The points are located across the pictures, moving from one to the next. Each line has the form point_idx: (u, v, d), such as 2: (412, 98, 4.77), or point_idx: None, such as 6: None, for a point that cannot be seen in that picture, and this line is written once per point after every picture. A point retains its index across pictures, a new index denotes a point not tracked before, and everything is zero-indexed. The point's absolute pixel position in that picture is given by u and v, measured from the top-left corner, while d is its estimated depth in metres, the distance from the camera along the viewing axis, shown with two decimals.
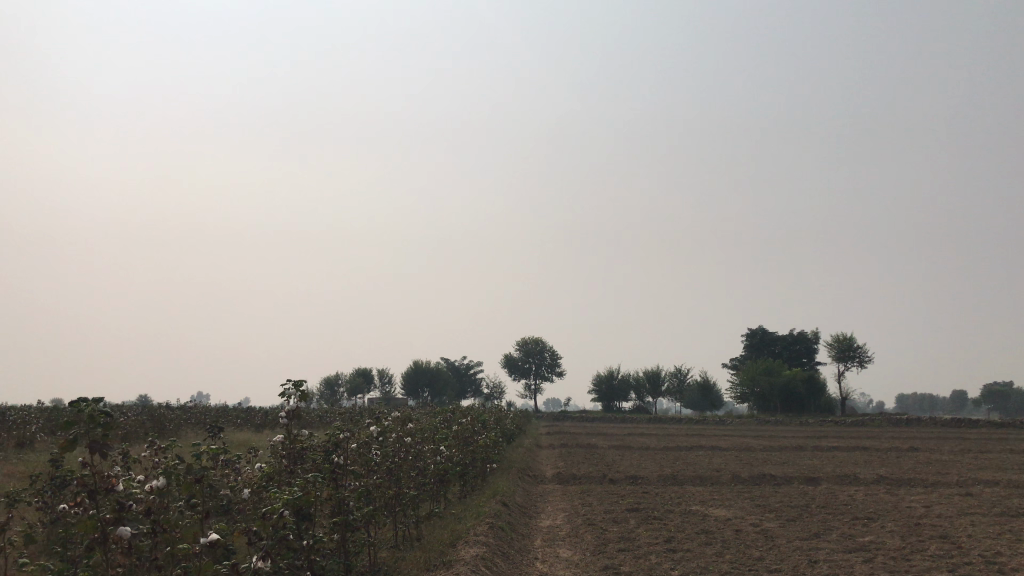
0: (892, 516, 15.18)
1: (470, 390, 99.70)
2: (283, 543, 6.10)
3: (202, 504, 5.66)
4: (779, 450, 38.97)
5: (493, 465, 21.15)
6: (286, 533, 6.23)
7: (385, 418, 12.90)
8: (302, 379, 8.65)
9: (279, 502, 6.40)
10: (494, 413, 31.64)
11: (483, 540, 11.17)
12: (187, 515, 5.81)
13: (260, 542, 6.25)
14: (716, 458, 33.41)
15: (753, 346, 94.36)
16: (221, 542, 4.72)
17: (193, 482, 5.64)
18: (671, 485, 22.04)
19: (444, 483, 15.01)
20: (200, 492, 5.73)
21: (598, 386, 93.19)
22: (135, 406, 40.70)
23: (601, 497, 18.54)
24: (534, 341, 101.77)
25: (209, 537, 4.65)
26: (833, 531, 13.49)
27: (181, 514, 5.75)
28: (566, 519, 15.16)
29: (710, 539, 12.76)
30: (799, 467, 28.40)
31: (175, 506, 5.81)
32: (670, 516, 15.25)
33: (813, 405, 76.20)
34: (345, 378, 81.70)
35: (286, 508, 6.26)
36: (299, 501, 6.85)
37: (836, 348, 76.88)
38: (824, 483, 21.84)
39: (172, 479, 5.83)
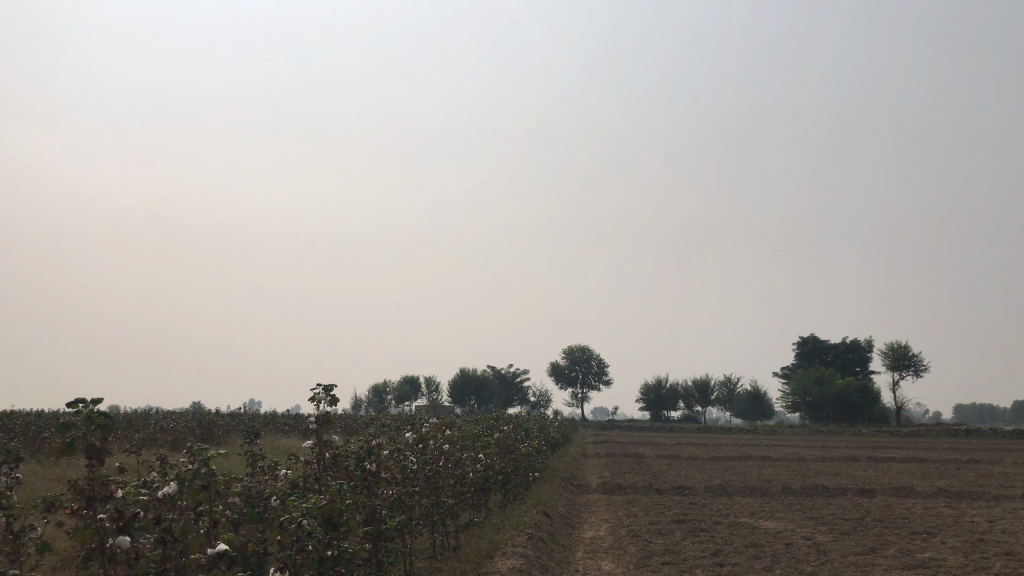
0: (953, 531, 14.46)
1: (516, 399, 99.44)
2: (301, 554, 5.91)
3: (213, 513, 5.48)
4: (831, 460, 37.93)
5: (536, 473, 20.81)
6: (308, 544, 6.05)
7: (424, 424, 12.66)
8: (333, 383, 8.44)
9: (301, 513, 6.25)
10: (539, 422, 31.33)
11: (522, 551, 10.86)
12: (199, 524, 5.64)
13: (278, 552, 6.07)
14: (766, 469, 32.60)
15: (804, 355, 92.58)
16: (227, 554, 4.56)
17: (204, 489, 5.46)
18: (720, 496, 21.44)
19: (484, 492, 14.72)
20: (212, 500, 5.56)
21: (646, 395, 92.21)
22: (184, 413, 41.18)
23: (647, 507, 18.10)
24: (581, 349, 101.17)
25: (215, 548, 4.49)
26: (889, 546, 12.87)
27: (192, 523, 5.59)
28: (609, 530, 14.76)
29: (759, 553, 12.23)
30: (853, 479, 27.52)
31: (186, 514, 5.63)
32: (717, 528, 14.73)
33: (867, 415, 74.41)
34: (392, 386, 82.08)
35: (305, 517, 6.07)
36: (321, 509, 6.65)
37: (890, 356, 75.00)
38: (879, 496, 21.06)
39: (183, 486, 5.67)
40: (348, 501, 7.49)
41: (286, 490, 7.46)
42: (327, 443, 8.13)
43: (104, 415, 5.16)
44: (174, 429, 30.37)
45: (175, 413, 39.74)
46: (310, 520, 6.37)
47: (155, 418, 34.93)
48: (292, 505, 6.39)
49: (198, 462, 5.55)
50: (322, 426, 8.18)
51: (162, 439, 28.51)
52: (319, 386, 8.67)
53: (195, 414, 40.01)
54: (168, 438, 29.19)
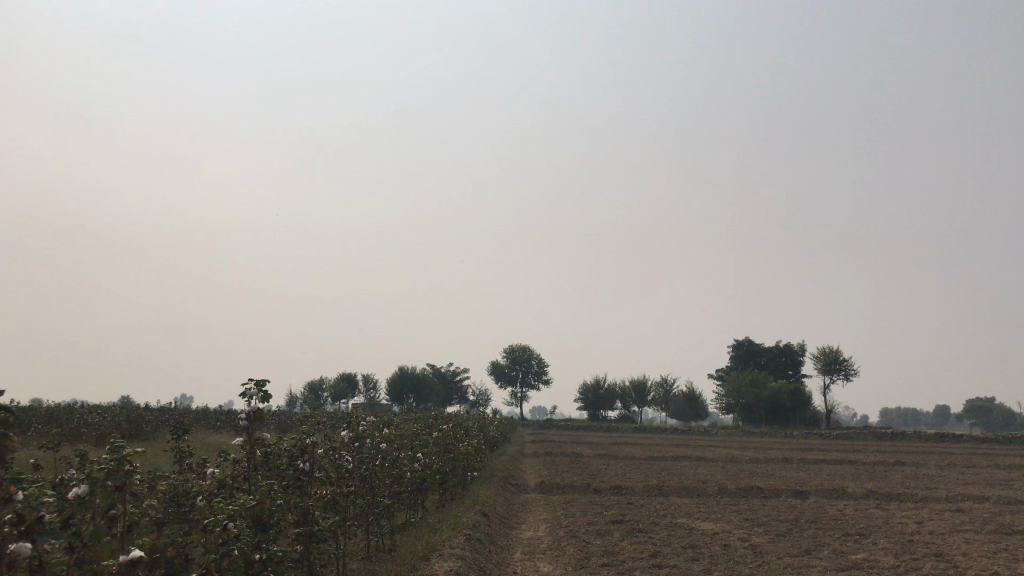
0: (884, 533, 14.69)
1: (455, 397, 99.09)
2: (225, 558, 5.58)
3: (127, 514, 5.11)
4: (765, 461, 38.60)
5: (474, 473, 20.61)
6: (233, 548, 5.75)
7: (361, 422, 12.35)
8: (266, 378, 8.06)
9: (228, 513, 5.96)
10: (478, 421, 31.14)
11: (459, 553, 10.60)
12: (113, 526, 5.27)
13: (199, 557, 5.72)
14: (702, 469, 32.96)
15: (739, 358, 94.25)
16: (142, 561, 4.24)
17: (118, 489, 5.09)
18: (657, 496, 21.52)
19: (421, 492, 14.44)
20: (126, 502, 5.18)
21: (584, 395, 92.72)
22: (112, 406, 39.90)
23: (585, 507, 18.06)
24: (522, 349, 101.25)
25: (128, 555, 4.17)
26: (823, 548, 12.98)
27: (105, 527, 5.21)
28: (547, 531, 14.62)
29: (697, 555, 12.22)
30: (786, 479, 27.99)
31: (99, 516, 5.25)
32: (655, 529, 14.70)
33: (798, 417, 76.02)
34: (329, 383, 81.00)
35: (230, 519, 5.73)
36: (249, 510, 6.31)
37: (821, 360, 76.80)
38: (812, 497, 21.41)
39: (96, 486, 5.28)
40: (281, 503, 7.18)
41: (211, 490, 7.10)
42: (258, 441, 7.77)
43: (5, 410, 4.75)
44: (100, 423, 29.36)
45: (103, 407, 38.51)
46: (237, 522, 6.04)
47: (81, 412, 33.76)
48: (216, 508, 6.05)
49: (112, 462, 5.19)
50: (253, 424, 7.82)
51: (87, 435, 27.58)
52: (250, 382, 8.30)
53: (123, 409, 38.83)
54: (94, 434, 28.23)
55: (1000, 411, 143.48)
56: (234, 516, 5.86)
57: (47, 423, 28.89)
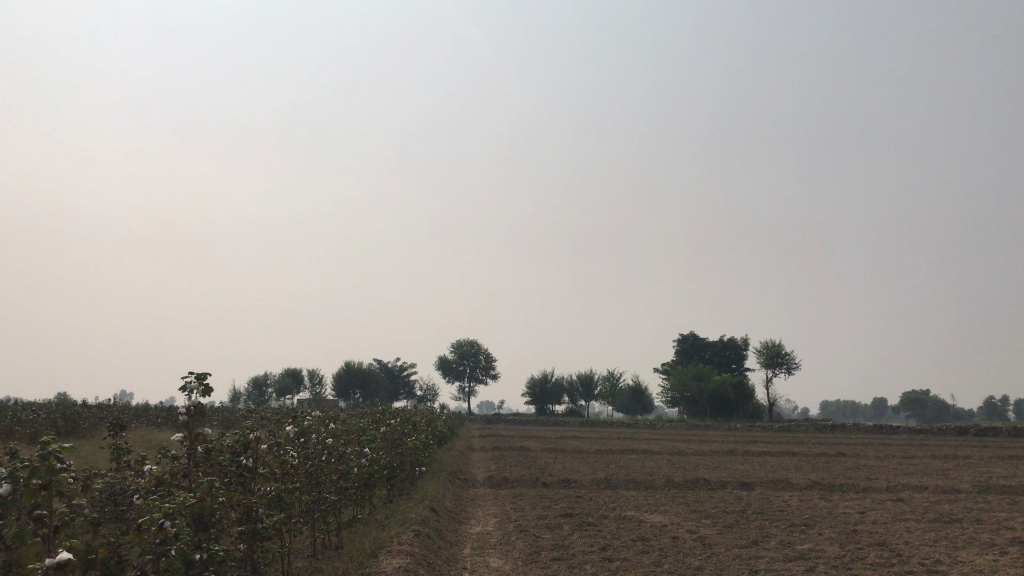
0: (829, 523, 14.90)
1: (403, 392, 98.55)
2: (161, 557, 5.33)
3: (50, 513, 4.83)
4: (710, 454, 39.10)
5: (422, 468, 20.41)
6: (171, 549, 5.49)
7: (307, 418, 12.08)
8: (207, 372, 7.76)
9: (163, 512, 5.73)
10: (426, 415, 30.95)
11: (408, 549, 10.39)
12: (36, 529, 4.97)
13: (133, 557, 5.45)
14: (649, 462, 33.17)
15: (684, 351, 95.43)
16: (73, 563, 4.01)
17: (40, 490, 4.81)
18: (605, 489, 21.58)
19: (368, 487, 14.21)
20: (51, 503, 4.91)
21: (532, 389, 92.91)
22: (48, 403, 38.76)
23: (534, 501, 17.98)
24: (469, 343, 101.11)
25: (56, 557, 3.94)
26: (771, 539, 13.10)
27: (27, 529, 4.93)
28: (497, 525, 14.51)
29: (647, 547, 12.22)
30: (732, 471, 28.34)
31: (19, 519, 4.95)
32: (604, 522, 14.68)
33: (742, 409, 77.31)
34: (274, 378, 79.85)
35: (167, 518, 5.48)
36: (189, 509, 6.06)
37: (764, 354, 78.13)
38: (757, 489, 21.69)
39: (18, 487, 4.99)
40: (223, 501, 6.93)
41: (147, 490, 6.80)
42: (198, 437, 7.49)
43: None
44: (35, 421, 28.44)
45: (38, 404, 37.33)
46: (176, 521, 5.80)
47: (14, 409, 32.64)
48: (153, 507, 5.79)
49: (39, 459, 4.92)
50: (193, 420, 7.53)
51: (19, 433, 26.67)
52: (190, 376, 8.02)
53: (60, 405, 37.70)
54: (28, 431, 27.36)
55: (933, 402, 148.07)
56: (171, 514, 5.62)
57: None
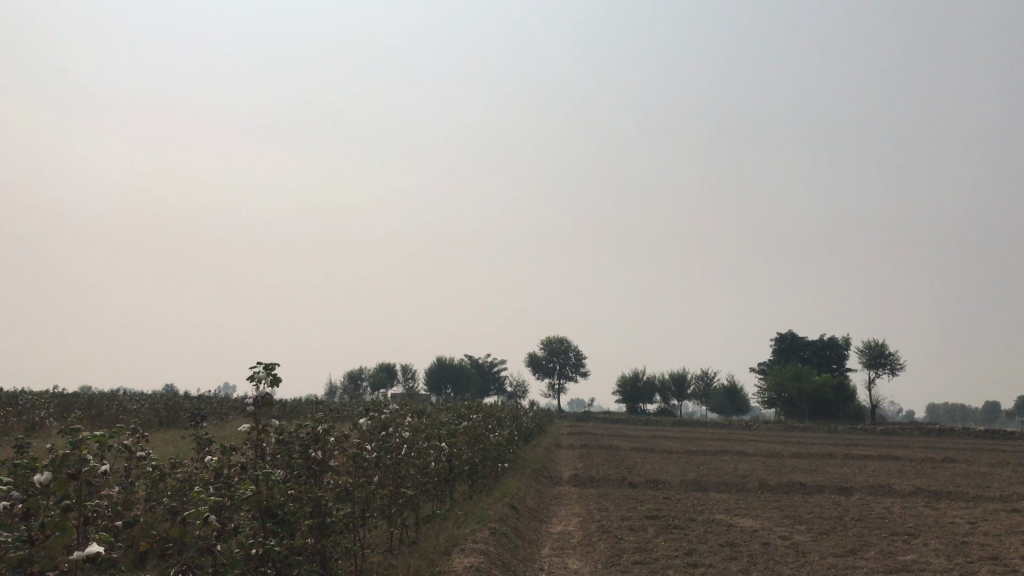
0: (935, 533, 13.91)
1: (493, 388, 98.95)
2: (206, 554, 5.16)
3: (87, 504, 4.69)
4: (807, 457, 37.68)
5: (507, 465, 20.16)
6: (215, 546, 5.31)
7: (386, 410, 11.94)
8: (275, 362, 7.65)
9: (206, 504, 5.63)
10: (512, 411, 30.75)
11: (482, 548, 10.09)
12: (75, 519, 4.86)
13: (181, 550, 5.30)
14: (742, 464, 32.07)
15: (781, 351, 92.69)
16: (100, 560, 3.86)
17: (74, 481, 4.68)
18: (693, 491, 20.91)
19: (448, 482, 14.00)
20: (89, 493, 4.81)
21: (622, 387, 91.84)
22: (153, 394, 40.32)
23: (619, 501, 17.50)
24: (559, 340, 100.77)
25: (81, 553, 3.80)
26: (870, 548, 12.28)
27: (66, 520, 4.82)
28: (579, 525, 14.11)
29: (735, 554, 11.58)
30: (830, 475, 27.10)
31: (55, 510, 4.84)
32: (691, 525, 14.09)
33: (842, 411, 74.52)
34: (368, 373, 81.31)
35: (213, 512, 5.29)
36: (243, 501, 5.90)
37: (865, 354, 75.10)
38: (857, 494, 20.62)
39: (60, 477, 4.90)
40: (287, 493, 6.80)
41: (208, 480, 6.72)
42: (265, 427, 7.38)
43: None
44: (138, 411, 29.54)
45: (145, 395, 38.89)
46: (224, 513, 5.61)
47: (120, 398, 33.96)
48: (200, 499, 5.65)
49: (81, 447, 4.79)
50: (260, 410, 7.44)
51: (123, 423, 27.71)
52: (260, 366, 7.90)
53: (164, 397, 39.15)
54: (132, 421, 28.40)
55: None
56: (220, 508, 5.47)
57: (86, 409, 29.12)
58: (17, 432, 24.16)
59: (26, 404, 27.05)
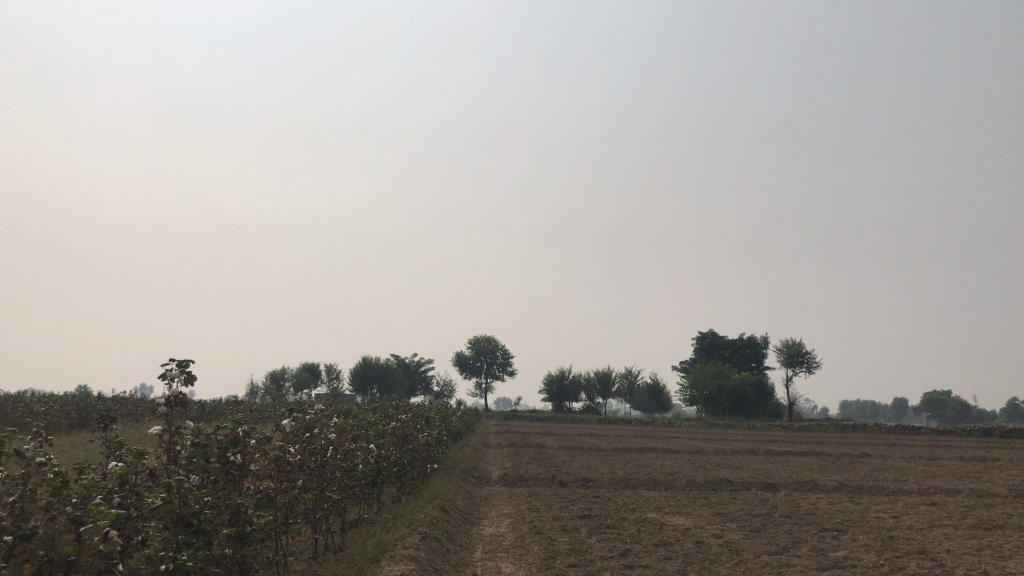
0: (863, 528, 14.05)
1: (420, 387, 98.11)
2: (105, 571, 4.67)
3: None
4: (731, 453, 38.22)
5: (435, 466, 19.76)
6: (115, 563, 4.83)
7: (311, 411, 11.42)
8: (190, 359, 7.10)
9: (107, 516, 5.15)
10: (440, 411, 30.32)
11: (412, 554, 9.65)
12: None
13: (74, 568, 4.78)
14: (668, 461, 32.33)
15: (703, 350, 94.24)
16: None
17: None
18: (623, 489, 20.83)
19: (374, 484, 13.53)
20: None
21: (549, 386, 92.04)
22: (65, 395, 38.53)
23: (551, 501, 17.28)
24: (486, 339, 100.49)
25: None
26: (802, 545, 12.29)
27: None
28: (511, 527, 13.82)
29: (669, 553, 11.43)
30: (754, 472, 27.45)
31: None
32: (624, 525, 13.93)
33: (762, 409, 76.16)
34: (291, 372, 79.72)
35: (113, 524, 4.80)
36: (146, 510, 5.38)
37: (784, 353, 76.92)
38: (783, 490, 20.87)
39: None
40: (202, 499, 6.29)
41: (113, 488, 6.15)
42: (179, 429, 6.83)
43: None
44: (48, 414, 28.12)
45: (55, 395, 37.18)
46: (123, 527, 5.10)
47: (27, 400, 32.29)
48: (94, 510, 5.12)
49: None
50: (174, 411, 6.89)
51: (32, 424, 26.33)
52: (173, 361, 7.33)
53: (76, 398, 37.44)
54: (40, 425, 27.01)
55: (955, 403, 146.08)
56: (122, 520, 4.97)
57: None
58: None
59: None
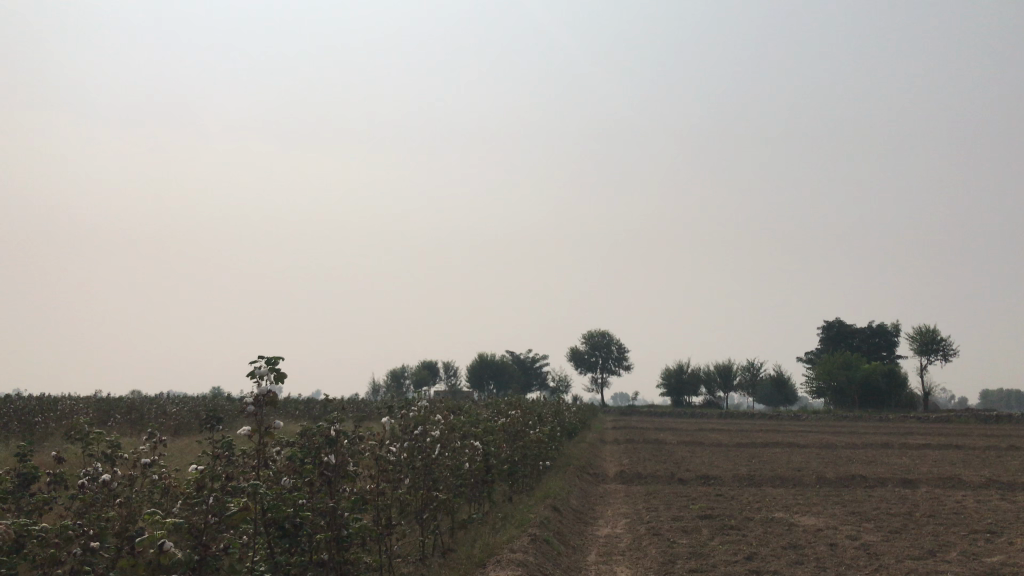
0: (1020, 530, 12.71)
1: (536, 383, 98.09)
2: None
3: None
4: (863, 447, 36.18)
5: (548, 462, 19.32)
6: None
7: (418, 409, 11.05)
8: (279, 357, 6.84)
9: (179, 527, 4.91)
10: (555, 407, 29.84)
11: (520, 559, 9.15)
12: None
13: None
14: (795, 456, 30.79)
15: (829, 339, 90.38)
16: None
17: None
18: (746, 487, 19.76)
19: (485, 482, 13.13)
20: None
21: (666, 380, 90.16)
22: (196, 396, 40.11)
23: (668, 499, 16.55)
24: (601, 334, 99.50)
25: None
26: (951, 549, 11.14)
27: None
28: (627, 528, 13.18)
29: (801, 558, 10.53)
30: (889, 467, 25.79)
31: None
32: (748, 526, 13.05)
33: (894, 399, 72.31)
34: (410, 371, 81.08)
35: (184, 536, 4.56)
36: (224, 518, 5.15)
37: (917, 341, 72.73)
38: (923, 487, 19.38)
39: None
40: (293, 503, 6.02)
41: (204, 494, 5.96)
42: (269, 430, 6.57)
43: None
44: (178, 416, 29.20)
45: (186, 396, 38.79)
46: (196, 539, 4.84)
47: (161, 401, 33.69)
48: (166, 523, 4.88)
49: None
50: (262, 411, 6.63)
51: (162, 426, 27.36)
52: (264, 359, 7.06)
53: (207, 398, 38.96)
54: (170, 427, 28.02)
55: None
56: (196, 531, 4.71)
57: (125, 414, 28.85)
58: (52, 439, 23.79)
59: (64, 411, 26.81)
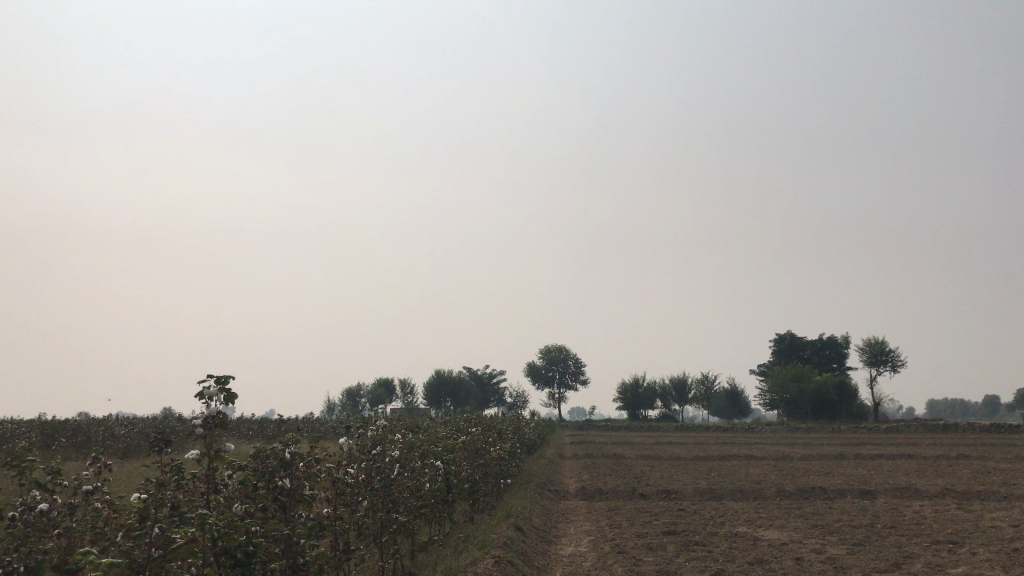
0: (980, 539, 12.74)
1: (493, 399, 97.62)
2: None
3: None
4: (818, 458, 36.46)
5: (509, 480, 19.03)
6: None
7: (376, 427, 10.69)
8: (229, 376, 6.48)
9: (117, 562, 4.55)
10: (514, 423, 29.57)
11: None
12: None
13: None
14: (753, 469, 30.87)
15: (781, 351, 91.50)
16: None
17: None
18: (708, 501, 19.64)
19: (445, 502, 12.79)
20: None
21: (623, 394, 90.40)
22: (145, 417, 39.00)
23: (632, 515, 16.36)
24: (558, 349, 99.49)
25: None
26: (916, 561, 11.09)
27: None
28: (591, 546, 12.94)
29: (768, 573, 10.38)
30: (846, 478, 25.94)
31: None
32: (714, 541, 12.89)
33: (845, 410, 73.31)
34: (366, 388, 80.14)
35: None
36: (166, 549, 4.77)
37: (866, 352, 73.90)
38: (881, 497, 19.47)
39: None
40: (246, 530, 5.65)
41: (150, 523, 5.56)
42: (220, 452, 6.19)
43: None
44: (126, 438, 28.25)
45: (135, 417, 37.71)
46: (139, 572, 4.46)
47: (109, 423, 32.67)
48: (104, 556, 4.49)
49: None
50: (212, 433, 6.25)
51: (109, 449, 26.45)
52: (213, 378, 6.67)
53: (158, 420, 37.91)
54: (118, 450, 27.13)
55: None
56: None
57: (71, 437, 27.92)
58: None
59: (6, 435, 25.79)
